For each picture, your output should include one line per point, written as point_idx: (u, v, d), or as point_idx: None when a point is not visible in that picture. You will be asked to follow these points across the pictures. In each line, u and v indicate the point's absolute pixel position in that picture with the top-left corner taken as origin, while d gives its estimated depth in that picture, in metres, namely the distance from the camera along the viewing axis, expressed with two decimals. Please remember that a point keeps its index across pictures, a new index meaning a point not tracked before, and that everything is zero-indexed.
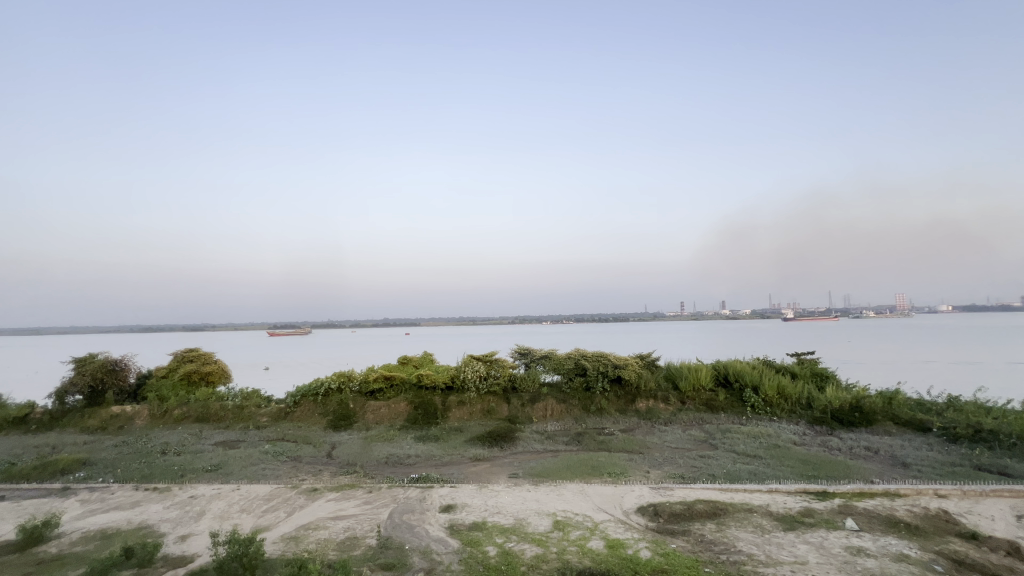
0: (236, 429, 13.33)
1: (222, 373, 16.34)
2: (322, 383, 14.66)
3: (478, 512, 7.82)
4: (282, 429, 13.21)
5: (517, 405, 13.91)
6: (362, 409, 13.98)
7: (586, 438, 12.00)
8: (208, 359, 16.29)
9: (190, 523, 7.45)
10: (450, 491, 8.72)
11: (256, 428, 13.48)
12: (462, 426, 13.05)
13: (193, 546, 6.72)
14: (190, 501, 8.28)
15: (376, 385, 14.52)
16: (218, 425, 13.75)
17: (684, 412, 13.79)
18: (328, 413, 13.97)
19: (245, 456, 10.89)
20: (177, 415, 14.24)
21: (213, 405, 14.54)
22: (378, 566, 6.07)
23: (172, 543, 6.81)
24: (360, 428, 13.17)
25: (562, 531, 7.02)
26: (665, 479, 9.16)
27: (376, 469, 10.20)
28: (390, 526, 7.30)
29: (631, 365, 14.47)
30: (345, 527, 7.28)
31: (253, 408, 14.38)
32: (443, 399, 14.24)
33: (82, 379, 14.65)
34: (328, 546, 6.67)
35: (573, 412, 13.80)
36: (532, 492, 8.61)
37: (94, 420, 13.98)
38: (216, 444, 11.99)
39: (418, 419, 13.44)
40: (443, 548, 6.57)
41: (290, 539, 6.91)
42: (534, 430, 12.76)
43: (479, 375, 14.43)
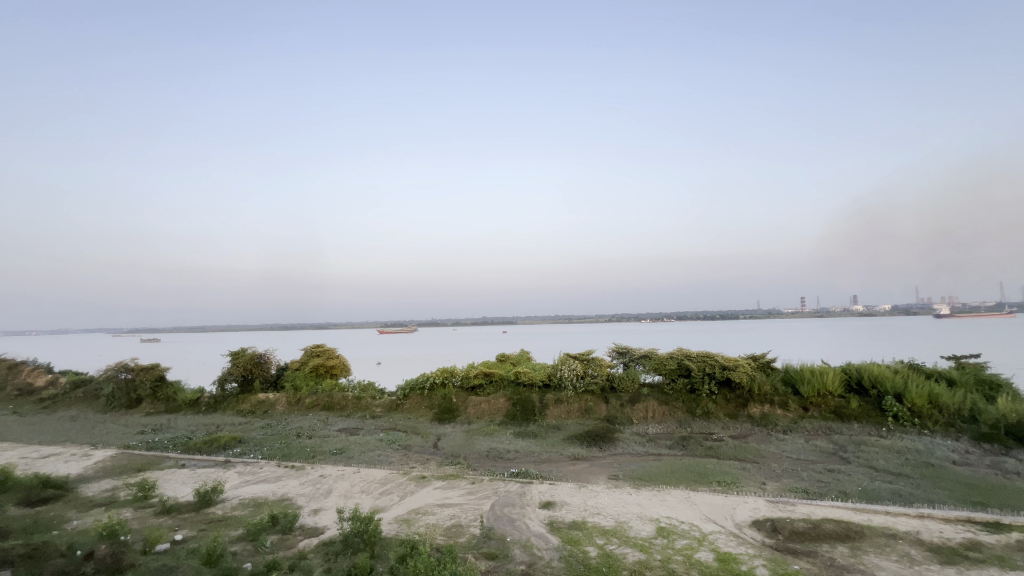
0: (356, 418, 14.79)
1: (344, 366, 18.21)
2: (428, 377, 15.63)
3: (577, 511, 7.78)
4: (394, 420, 14.38)
5: (616, 405, 13.57)
6: (465, 404, 14.67)
7: (691, 443, 11.33)
8: (332, 354, 18.24)
9: (321, 498, 8.43)
10: (548, 489, 8.77)
11: (372, 417, 14.82)
12: (559, 424, 13.08)
13: (323, 519, 7.58)
14: (320, 479, 9.37)
15: (476, 381, 15.11)
16: (341, 413, 15.37)
17: (807, 419, 12.38)
18: (433, 406, 14.88)
19: (364, 442, 12.04)
20: (309, 403, 16.18)
21: (337, 395, 16.28)
22: (481, 555, 6.32)
23: (307, 515, 7.75)
24: (462, 422, 13.85)
25: (667, 538, 6.70)
26: (784, 493, 8.30)
27: (478, 461, 10.62)
28: (492, 517, 7.57)
29: (742, 366, 13.29)
30: (451, 514, 7.70)
31: (369, 399, 15.83)
32: (541, 396, 14.38)
33: (237, 369, 17.29)
34: (436, 531, 7.12)
35: (677, 415, 13.11)
36: (633, 495, 8.35)
37: (246, 404, 16.44)
38: (340, 430, 13.40)
39: (516, 415, 13.77)
40: (543, 544, 6.64)
41: (403, 521, 7.49)
42: (634, 432, 12.35)
43: (576, 374, 14.34)
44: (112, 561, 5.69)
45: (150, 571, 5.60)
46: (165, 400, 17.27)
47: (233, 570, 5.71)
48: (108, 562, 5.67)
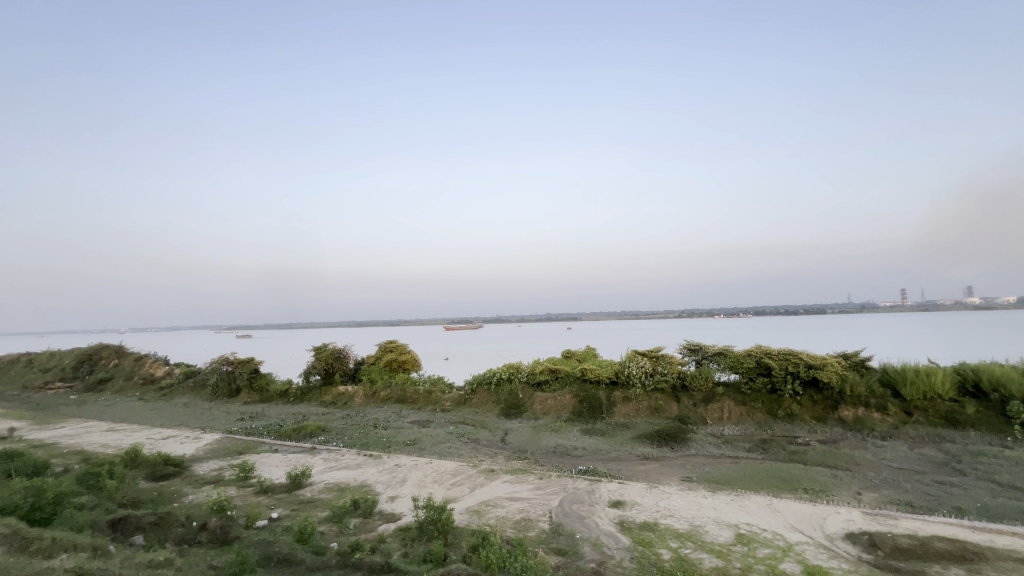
0: (427, 411, 15.42)
1: (415, 361, 19.02)
2: (494, 373, 15.90)
3: (648, 512, 7.57)
4: (463, 414, 14.81)
5: (688, 405, 13.04)
6: (531, 399, 14.77)
7: (772, 447, 10.61)
8: (404, 349, 19.09)
9: (397, 486, 8.88)
10: (618, 488, 8.62)
11: (443, 411, 15.36)
12: (628, 423, 12.80)
13: (399, 506, 7.99)
14: (396, 468, 9.88)
15: (542, 376, 15.14)
16: (413, 406, 16.08)
17: (911, 425, 11.12)
18: (500, 401, 15.12)
19: (435, 434, 12.51)
20: (383, 395, 17.09)
21: (409, 388, 17.04)
22: (551, 550, 6.34)
23: (385, 501, 8.20)
24: (529, 418, 13.97)
25: (747, 546, 6.33)
26: (884, 505, 7.53)
27: (546, 457, 10.66)
28: (561, 513, 7.57)
29: (832, 364, 12.18)
30: (520, 508, 7.80)
31: (439, 393, 16.41)
32: (608, 394, 14.12)
33: (320, 363, 18.63)
34: (506, 524, 7.24)
35: (756, 416, 12.34)
36: (709, 499, 7.97)
37: (329, 396, 17.70)
38: (412, 423, 14.04)
39: (583, 412, 13.66)
40: (614, 544, 6.54)
41: (474, 512, 7.70)
42: (708, 433, 11.80)
43: (645, 371, 13.91)
44: (222, 533, 6.39)
45: (252, 543, 6.21)
46: (260, 390, 19.04)
47: (322, 549, 6.18)
48: (218, 533, 6.36)
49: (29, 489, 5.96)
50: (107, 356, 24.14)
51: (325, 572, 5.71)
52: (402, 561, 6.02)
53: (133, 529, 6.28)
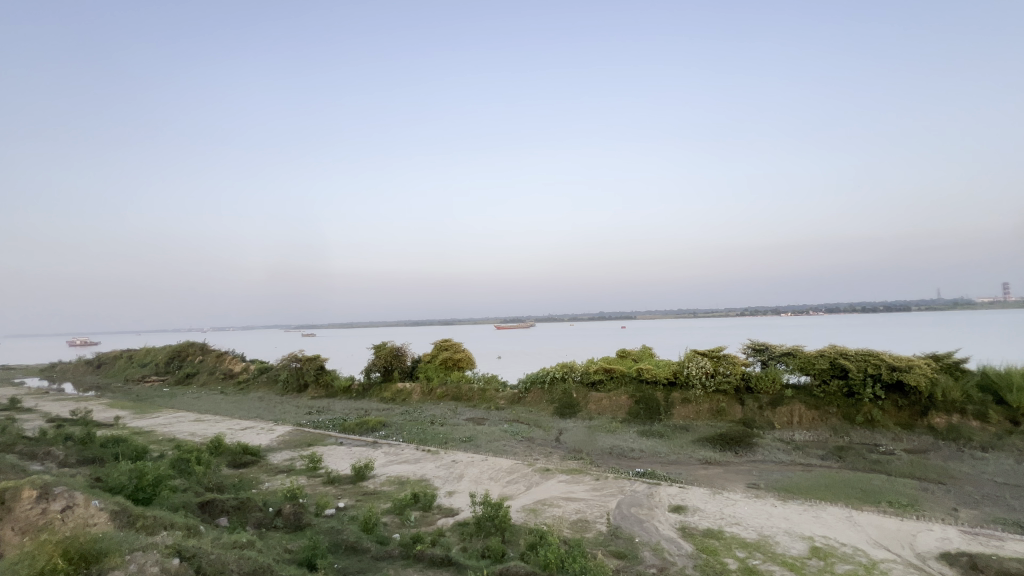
0: (481, 409, 15.66)
1: (469, 360, 19.36)
2: (548, 372, 15.86)
3: (712, 518, 7.26)
4: (517, 412, 14.90)
5: (753, 408, 12.36)
6: (585, 399, 14.60)
7: (850, 455, 9.84)
8: (458, 347, 19.52)
9: (455, 482, 9.08)
10: (678, 492, 8.32)
11: (497, 409, 15.53)
12: (687, 425, 12.33)
13: (457, 501, 8.16)
14: (453, 464, 10.10)
15: (597, 376, 14.90)
16: (468, 403, 16.38)
17: (1018, 436, 9.91)
18: (554, 401, 15.05)
19: (490, 432, 12.67)
20: (439, 392, 17.53)
21: (464, 386, 17.38)
22: (610, 553, 6.23)
23: (444, 496, 8.40)
24: (584, 417, 13.82)
25: (824, 560, 5.91)
26: (987, 524, 6.75)
27: (601, 458, 10.48)
28: (619, 516, 7.42)
29: (920, 366, 11.08)
30: (576, 509, 7.73)
31: (493, 391, 16.60)
32: (666, 394, 13.67)
33: (379, 361, 19.41)
34: (563, 524, 7.19)
35: (830, 422, 11.49)
36: (779, 508, 7.51)
37: (388, 392, 18.39)
38: (468, 420, 14.30)
39: (640, 413, 13.32)
40: (675, 549, 6.32)
41: (530, 511, 7.72)
42: (776, 438, 11.14)
43: (705, 372, 13.32)
44: (295, 519, 6.82)
45: (323, 530, 6.57)
46: (325, 386, 20.12)
47: (385, 539, 6.43)
48: (292, 519, 6.79)
49: (132, 471, 6.62)
50: (193, 352, 26.45)
51: (388, 561, 5.94)
52: (462, 555, 6.14)
53: (219, 511, 6.84)
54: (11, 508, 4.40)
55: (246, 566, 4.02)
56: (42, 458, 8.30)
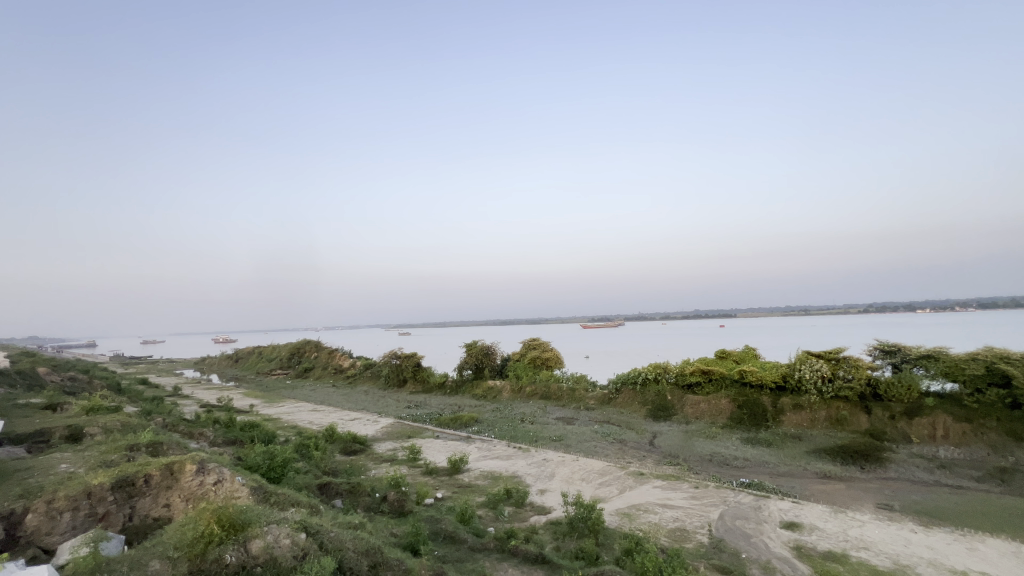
0: (571, 408, 15.59)
1: (557, 359, 19.38)
2: (639, 372, 15.32)
3: (834, 539, 6.50)
4: (608, 413, 14.60)
5: (883, 418, 10.86)
6: (681, 402, 13.88)
7: (1016, 479, 8.25)
8: (546, 347, 19.66)
9: (547, 480, 9.13)
10: (792, 507, 7.57)
11: (587, 409, 15.36)
12: (801, 434, 11.17)
13: (549, 500, 8.19)
14: (544, 462, 10.17)
15: (693, 378, 14.06)
16: (557, 403, 16.38)
17: None
18: (646, 402, 14.50)
19: (580, 432, 12.55)
20: (528, 391, 17.75)
21: (553, 385, 17.41)
22: (713, 566, 5.85)
23: (536, 493, 8.48)
24: (679, 421, 13.15)
25: None
26: None
27: (701, 465, 9.87)
28: (723, 528, 6.94)
29: None
30: (674, 517, 7.37)
31: (582, 391, 16.42)
32: (774, 399, 12.50)
33: (471, 359, 20.17)
34: (660, 531, 6.90)
35: (987, 438, 9.72)
36: (921, 535, 6.51)
37: (480, 389, 19.02)
38: (558, 419, 14.30)
39: (743, 419, 12.35)
40: (789, 570, 5.76)
41: (624, 515, 7.50)
42: (913, 453, 9.68)
43: (822, 376, 11.98)
44: (400, 505, 7.33)
45: (424, 518, 6.97)
46: (422, 382, 21.34)
47: (481, 532, 6.66)
48: (397, 506, 7.30)
49: (265, 453, 7.56)
50: (309, 349, 29.56)
51: (484, 553, 6.13)
52: (555, 554, 6.16)
53: (335, 493, 7.56)
54: (178, 478, 5.22)
55: (361, 546, 4.41)
56: (197, 437, 9.79)
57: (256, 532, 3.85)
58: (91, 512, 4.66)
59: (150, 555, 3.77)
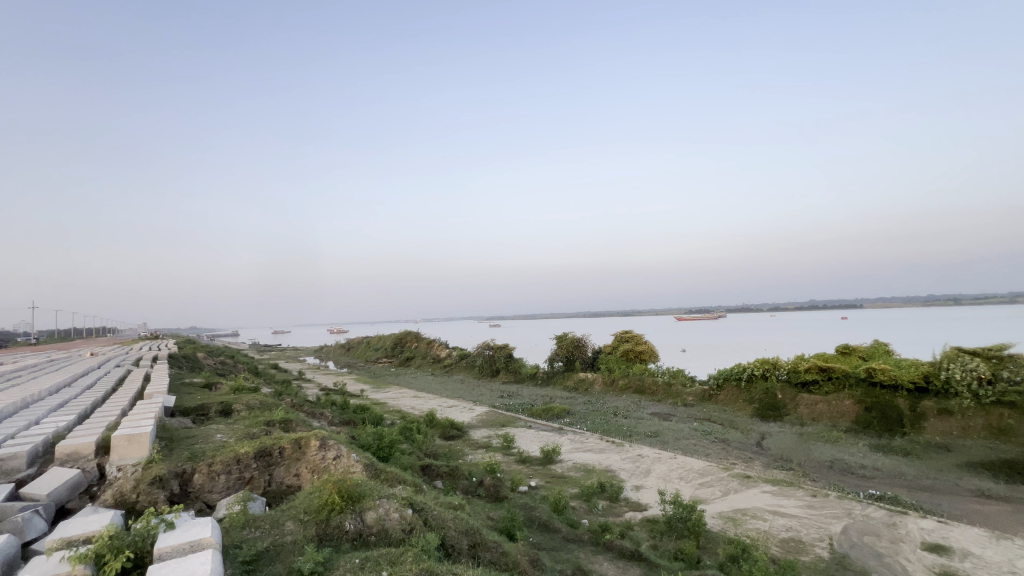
0: (667, 404, 14.92)
1: (652, 352, 18.67)
2: (744, 368, 14.19)
3: (995, 570, 5.49)
4: (708, 410, 13.75)
5: None
6: (794, 401, 12.62)
7: None
8: (640, 339, 19.04)
9: (642, 477, 8.86)
10: (938, 528, 6.54)
11: (684, 405, 14.60)
12: (949, 444, 9.58)
13: (645, 497, 7.95)
14: (639, 458, 9.88)
15: (809, 376, 12.69)
16: (652, 397, 15.78)
17: None
18: (753, 400, 13.40)
19: (678, 429, 11.99)
20: (621, 384, 17.31)
21: (647, 379, 16.77)
22: None
23: (631, 489, 8.29)
24: (792, 423, 11.98)
25: None
26: None
27: (818, 472, 8.91)
28: (847, 543, 6.21)
29: None
30: (787, 526, 6.75)
31: (680, 386, 15.62)
32: (913, 402, 10.85)
33: (562, 350, 20.19)
34: (770, 540, 6.36)
35: None
36: None
37: (571, 381, 18.96)
38: (653, 414, 13.79)
39: (872, 423, 10.89)
40: None
41: (727, 519, 7.03)
42: None
43: (978, 377, 10.11)
44: (495, 491, 7.60)
45: (518, 505, 7.16)
46: (514, 372, 21.84)
47: (574, 523, 6.67)
48: (492, 491, 7.58)
49: (375, 434, 8.27)
50: (410, 339, 31.72)
51: (579, 544, 6.14)
52: (652, 553, 5.97)
53: (435, 475, 8.04)
54: (305, 451, 5.91)
55: (461, 526, 4.65)
56: (319, 416, 11.01)
57: (370, 505, 4.23)
58: (240, 475, 5.47)
59: (285, 515, 4.31)
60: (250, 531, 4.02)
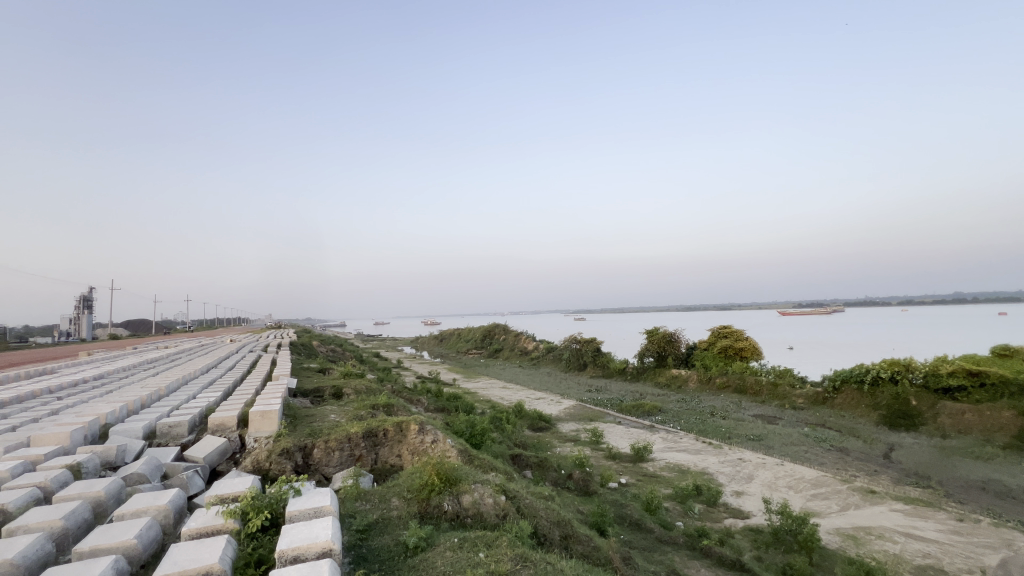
0: (772, 406, 13.71)
1: (754, 349, 17.27)
2: (868, 369, 12.57)
3: None
4: (822, 415, 12.41)
5: None
6: (933, 410, 10.91)
7: None
8: (740, 335, 17.72)
9: (744, 482, 8.25)
10: None
11: (793, 408, 13.30)
12: None
13: (748, 504, 7.41)
14: (740, 463, 9.21)
15: (953, 381, 10.99)
16: (755, 398, 14.58)
17: None
18: (879, 406, 11.83)
19: (786, 434, 10.96)
20: (719, 382, 16.23)
21: (748, 378, 15.51)
22: None
23: (731, 495, 7.76)
24: (931, 434, 10.38)
25: None
26: None
27: (966, 493, 7.63)
28: None
29: None
30: (924, 552, 5.88)
31: (788, 387, 14.22)
32: None
33: (653, 346, 19.44)
34: (901, 565, 5.59)
35: None
36: None
37: (663, 377, 18.19)
38: (756, 416, 12.74)
39: None
40: None
41: (847, 537, 6.30)
42: None
43: None
44: (584, 485, 7.55)
45: (608, 501, 7.06)
46: (602, 366, 21.47)
47: (668, 524, 6.42)
48: (582, 485, 7.55)
49: (467, 422, 8.62)
50: (499, 332, 32.62)
51: (673, 547, 5.91)
52: (757, 564, 5.57)
53: (525, 465, 8.19)
54: (405, 434, 6.34)
55: (552, 517, 4.69)
56: (416, 402, 11.75)
57: (466, 488, 4.43)
58: (351, 453, 6.04)
59: (391, 492, 4.66)
60: (361, 503, 4.43)
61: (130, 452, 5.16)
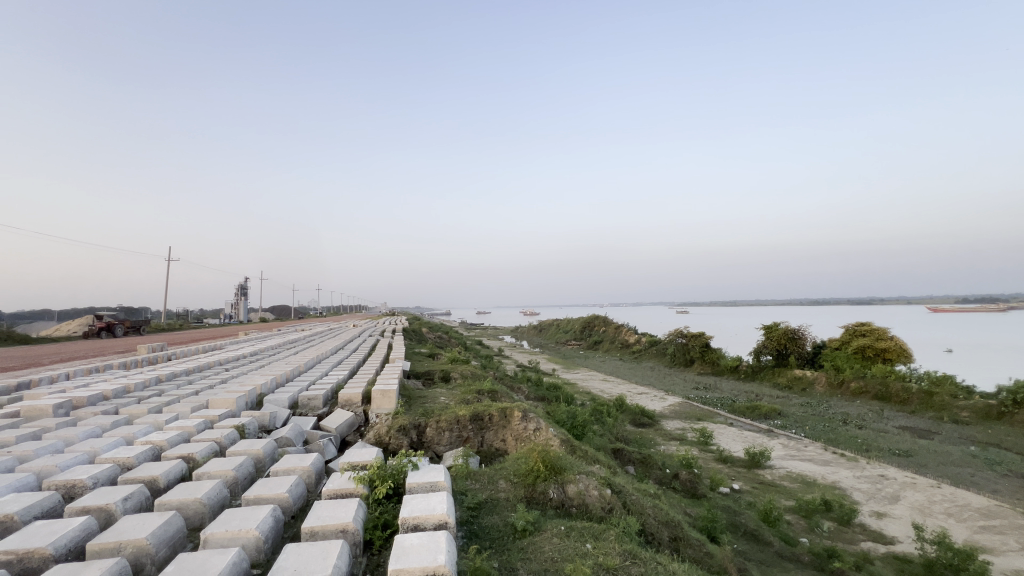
0: (925, 418, 11.70)
1: (902, 351, 14.86)
2: None
3: None
4: (996, 433, 10.29)
5: None
6: None
7: None
8: (884, 335, 15.37)
9: (886, 503, 7.17)
10: None
11: (954, 422, 11.22)
12: None
13: (892, 528, 6.43)
14: (882, 480, 8.03)
15: None
16: (902, 408, 12.56)
17: None
18: None
19: (944, 451, 9.29)
20: (854, 387, 14.25)
21: (893, 384, 13.39)
22: None
23: (868, 515, 6.81)
24: None
25: None
26: None
27: None
28: None
29: None
30: None
31: (947, 397, 11.98)
32: None
33: (772, 343, 17.69)
34: None
35: None
36: None
37: (783, 378, 16.48)
38: (903, 428, 10.98)
39: None
40: None
41: None
42: None
43: None
44: (691, 487, 7.16)
45: (720, 506, 6.62)
46: (711, 363, 20.08)
47: (791, 539, 5.81)
48: (689, 487, 7.16)
49: (568, 412, 8.64)
50: (599, 324, 32.10)
51: (796, 565, 5.36)
52: None
53: (627, 460, 7.97)
54: (509, 420, 6.54)
55: (660, 516, 4.53)
56: (518, 390, 12.06)
57: (570, 478, 4.44)
58: (459, 434, 6.40)
59: (498, 474, 4.84)
60: (471, 482, 4.67)
61: (279, 418, 6.02)
